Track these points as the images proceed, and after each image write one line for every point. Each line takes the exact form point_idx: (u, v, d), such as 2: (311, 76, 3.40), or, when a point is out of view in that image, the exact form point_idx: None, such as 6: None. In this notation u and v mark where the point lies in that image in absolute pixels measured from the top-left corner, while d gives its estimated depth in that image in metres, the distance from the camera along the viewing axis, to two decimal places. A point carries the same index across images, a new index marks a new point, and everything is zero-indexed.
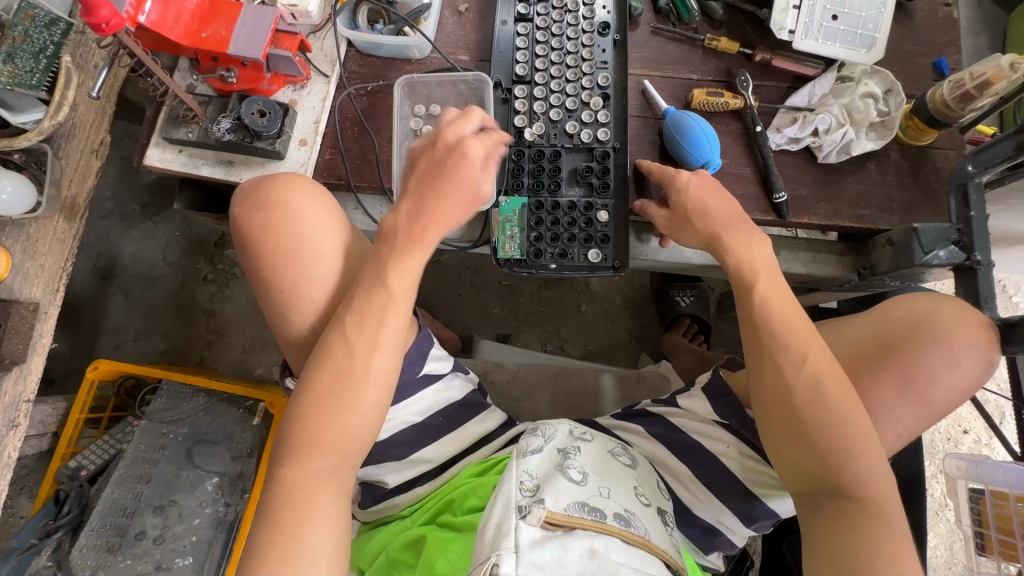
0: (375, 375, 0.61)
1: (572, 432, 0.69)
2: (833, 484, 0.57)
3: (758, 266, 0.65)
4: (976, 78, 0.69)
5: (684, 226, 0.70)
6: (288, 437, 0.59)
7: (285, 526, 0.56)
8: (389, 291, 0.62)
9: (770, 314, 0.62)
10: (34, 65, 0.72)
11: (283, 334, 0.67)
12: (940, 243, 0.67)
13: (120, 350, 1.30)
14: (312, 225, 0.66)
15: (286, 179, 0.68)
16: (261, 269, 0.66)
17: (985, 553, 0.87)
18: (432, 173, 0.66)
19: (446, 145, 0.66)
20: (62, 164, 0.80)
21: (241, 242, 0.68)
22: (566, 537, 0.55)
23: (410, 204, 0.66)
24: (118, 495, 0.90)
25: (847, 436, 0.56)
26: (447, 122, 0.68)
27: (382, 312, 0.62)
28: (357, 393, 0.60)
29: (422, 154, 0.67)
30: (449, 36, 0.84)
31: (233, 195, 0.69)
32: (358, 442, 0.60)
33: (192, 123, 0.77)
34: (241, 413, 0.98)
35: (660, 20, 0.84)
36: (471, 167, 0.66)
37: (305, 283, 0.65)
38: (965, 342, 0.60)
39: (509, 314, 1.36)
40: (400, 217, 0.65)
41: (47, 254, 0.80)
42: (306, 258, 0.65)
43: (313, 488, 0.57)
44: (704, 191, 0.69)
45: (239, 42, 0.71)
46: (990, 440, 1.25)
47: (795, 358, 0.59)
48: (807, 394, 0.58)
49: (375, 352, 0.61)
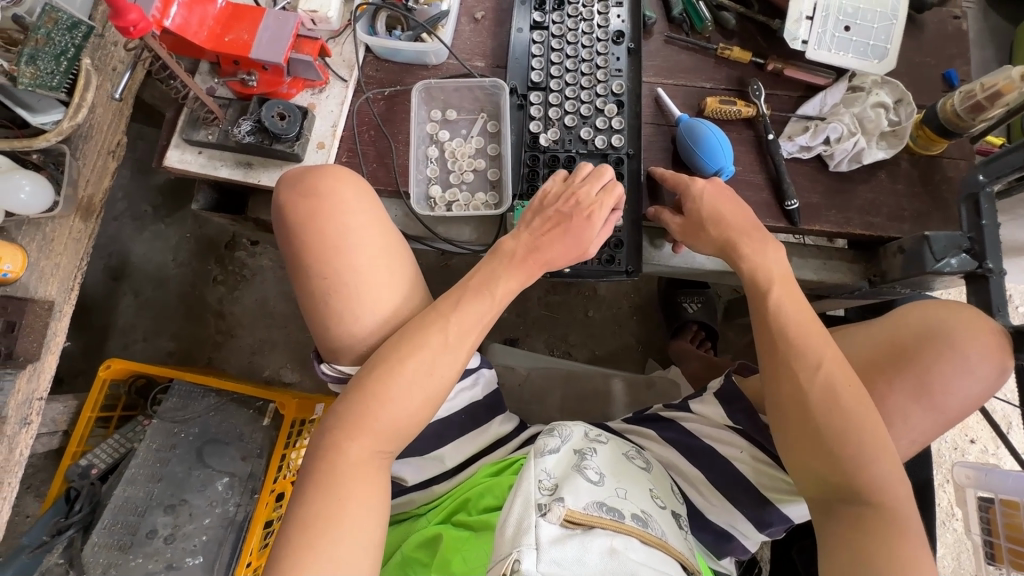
0: (447, 372, 0.63)
1: (587, 433, 0.69)
2: (852, 489, 0.57)
3: (773, 274, 0.66)
4: (987, 90, 0.70)
5: (697, 234, 0.71)
6: (338, 419, 0.60)
7: (324, 514, 0.55)
8: (493, 300, 0.66)
9: (786, 319, 0.63)
10: (55, 67, 0.72)
11: (316, 323, 0.67)
12: (952, 251, 0.68)
13: (129, 350, 1.31)
14: (358, 218, 0.67)
15: (334, 171, 0.69)
16: (304, 255, 0.66)
17: (995, 562, 0.87)
18: (557, 223, 0.70)
19: (576, 203, 0.70)
20: (80, 165, 0.81)
21: (281, 228, 0.68)
22: (585, 535, 0.55)
23: (530, 240, 0.69)
24: (130, 493, 0.90)
25: (864, 440, 0.57)
26: (580, 179, 0.72)
27: (479, 319, 0.65)
28: (428, 384, 0.62)
29: (553, 202, 0.72)
30: (465, 43, 0.85)
31: (279, 181, 0.70)
32: (403, 431, 0.61)
33: (212, 126, 0.78)
34: (251, 413, 0.99)
35: (673, 29, 0.85)
36: (594, 230, 0.70)
37: (347, 273, 0.65)
38: (980, 349, 0.60)
39: (517, 318, 1.36)
40: (521, 246, 0.69)
41: (64, 252, 0.81)
42: (350, 247, 0.66)
43: (362, 473, 0.58)
44: (715, 200, 0.70)
45: (261, 46, 0.73)
46: (997, 450, 1.25)
47: (808, 363, 0.60)
48: (823, 396, 0.58)
49: (455, 353, 0.63)
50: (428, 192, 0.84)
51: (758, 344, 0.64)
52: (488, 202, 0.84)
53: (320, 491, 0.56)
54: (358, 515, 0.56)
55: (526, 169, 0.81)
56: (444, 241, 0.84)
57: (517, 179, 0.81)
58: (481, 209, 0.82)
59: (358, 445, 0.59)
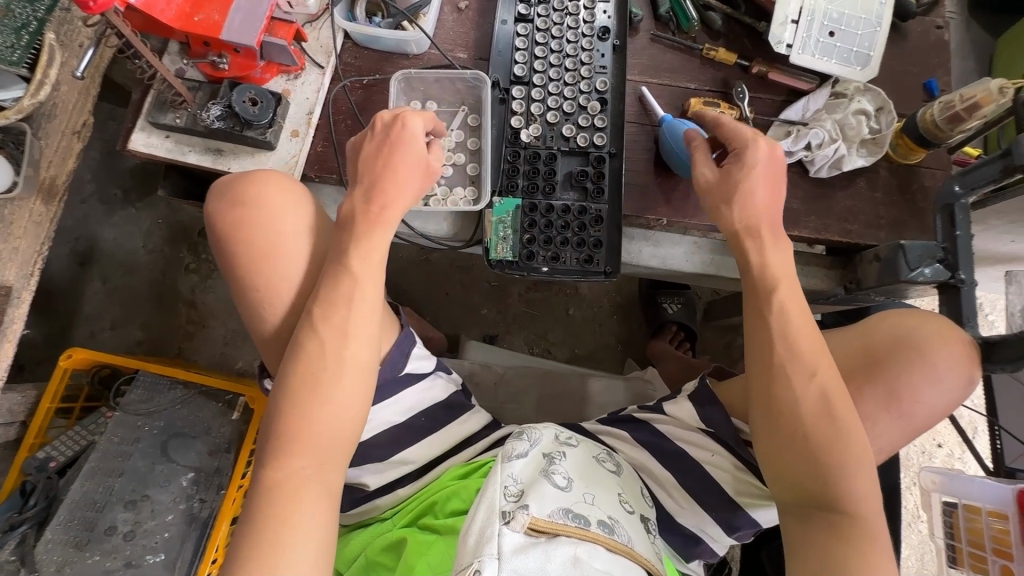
0: (352, 363, 0.59)
1: (558, 436, 0.68)
2: (823, 498, 0.57)
3: (778, 274, 0.63)
4: (965, 101, 0.70)
5: (726, 196, 0.67)
6: (268, 434, 0.57)
7: (257, 538, 0.53)
8: (353, 275, 0.61)
9: (789, 323, 0.61)
10: (16, 41, 0.70)
11: (257, 337, 0.65)
12: (925, 261, 0.68)
13: (96, 338, 1.26)
14: (290, 222, 0.65)
15: (263, 174, 0.66)
16: (236, 267, 0.64)
17: (956, 566, 0.89)
18: (377, 153, 0.66)
19: (384, 123, 0.67)
20: (41, 145, 0.78)
21: (216, 241, 0.66)
22: (549, 543, 0.54)
23: (364, 187, 0.65)
24: (88, 488, 0.87)
25: (846, 450, 0.57)
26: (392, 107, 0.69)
27: (345, 295, 0.61)
28: (324, 381, 0.58)
29: (367, 138, 0.67)
30: (448, 33, 0.83)
31: (209, 191, 0.67)
32: (336, 439, 0.58)
33: (180, 109, 0.75)
34: (219, 407, 0.96)
35: (659, 27, 0.84)
36: (416, 140, 0.66)
37: (281, 280, 0.64)
38: (948, 359, 0.61)
39: (497, 315, 1.35)
40: (358, 202, 0.64)
41: (22, 236, 0.77)
42: (282, 253, 0.64)
43: (291, 488, 0.55)
44: (757, 176, 0.66)
45: (232, 28, 0.70)
46: (962, 454, 1.28)
47: (803, 371, 0.59)
48: (813, 405, 0.58)
49: (348, 338, 0.60)
50: None
51: (750, 346, 0.62)
52: (467, 197, 0.80)
53: (261, 509, 0.54)
54: (300, 530, 0.53)
55: (507, 164, 0.79)
56: (419, 235, 0.82)
57: (497, 174, 0.79)
58: (459, 206, 0.78)
59: (291, 458, 0.56)
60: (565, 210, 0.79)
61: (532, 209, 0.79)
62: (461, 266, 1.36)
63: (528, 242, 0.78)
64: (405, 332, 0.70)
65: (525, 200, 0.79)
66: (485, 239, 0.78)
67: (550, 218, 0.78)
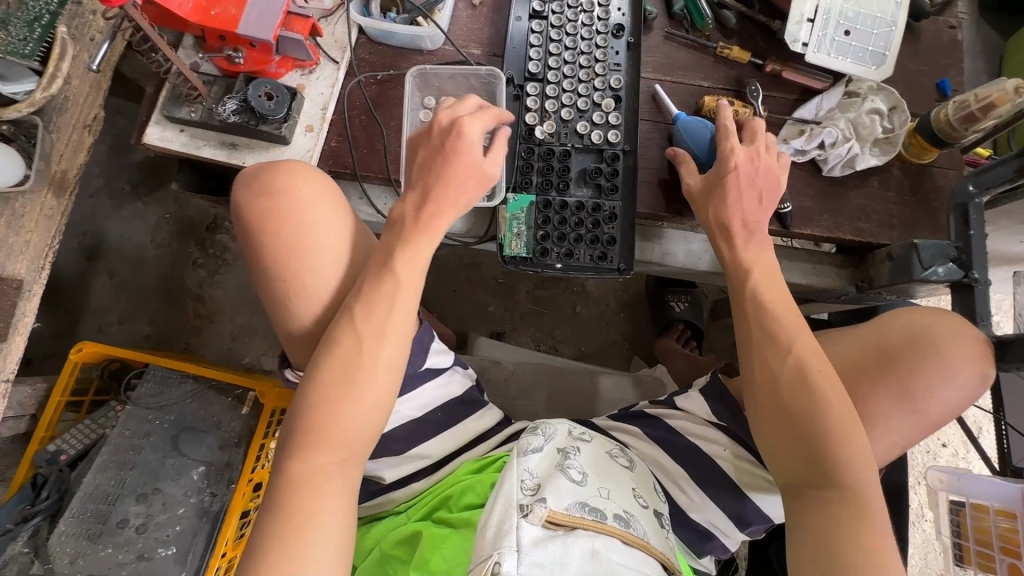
0: (385, 364, 0.60)
1: (571, 432, 0.69)
2: (818, 477, 0.57)
3: (757, 265, 0.66)
4: (981, 100, 0.70)
5: (704, 198, 0.71)
6: (294, 428, 0.57)
7: (280, 532, 0.53)
8: (397, 279, 0.62)
9: (764, 305, 0.63)
10: (29, 33, 0.70)
11: (280, 325, 0.66)
12: (939, 260, 0.69)
13: (103, 333, 1.27)
14: (318, 217, 0.64)
15: (289, 165, 0.66)
16: (263, 259, 0.64)
17: (963, 564, 0.90)
18: (430, 158, 0.66)
19: (441, 128, 0.67)
20: (53, 138, 0.78)
21: (241, 231, 0.66)
22: (567, 536, 0.54)
23: (417, 197, 0.65)
24: (100, 481, 0.87)
25: (834, 425, 0.57)
26: (446, 108, 0.69)
27: (388, 297, 0.61)
28: (355, 379, 0.58)
29: (422, 144, 0.67)
30: (462, 29, 0.83)
31: (234, 182, 0.67)
32: (363, 436, 0.58)
33: (195, 103, 0.75)
34: (230, 401, 0.96)
35: (673, 25, 0.84)
36: (471, 148, 0.66)
37: (305, 272, 0.63)
38: (961, 357, 0.61)
39: (504, 312, 1.35)
40: (409, 208, 0.65)
41: (34, 229, 0.77)
42: (309, 247, 0.64)
43: (315, 484, 0.56)
44: (742, 182, 0.69)
45: (249, 22, 0.70)
46: (967, 453, 1.28)
47: (779, 349, 0.61)
48: (792, 380, 0.59)
49: (385, 340, 0.60)
50: None
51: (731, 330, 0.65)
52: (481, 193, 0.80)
53: (284, 503, 0.55)
54: (324, 524, 0.55)
55: (521, 160, 0.79)
56: None
57: (511, 170, 0.79)
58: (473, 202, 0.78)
59: (317, 453, 0.56)
60: (579, 206, 0.79)
61: (546, 206, 0.79)
62: (469, 263, 1.36)
63: (542, 239, 0.78)
64: (424, 327, 0.71)
65: (539, 196, 0.79)
66: (499, 234, 0.78)
67: (564, 215, 0.79)
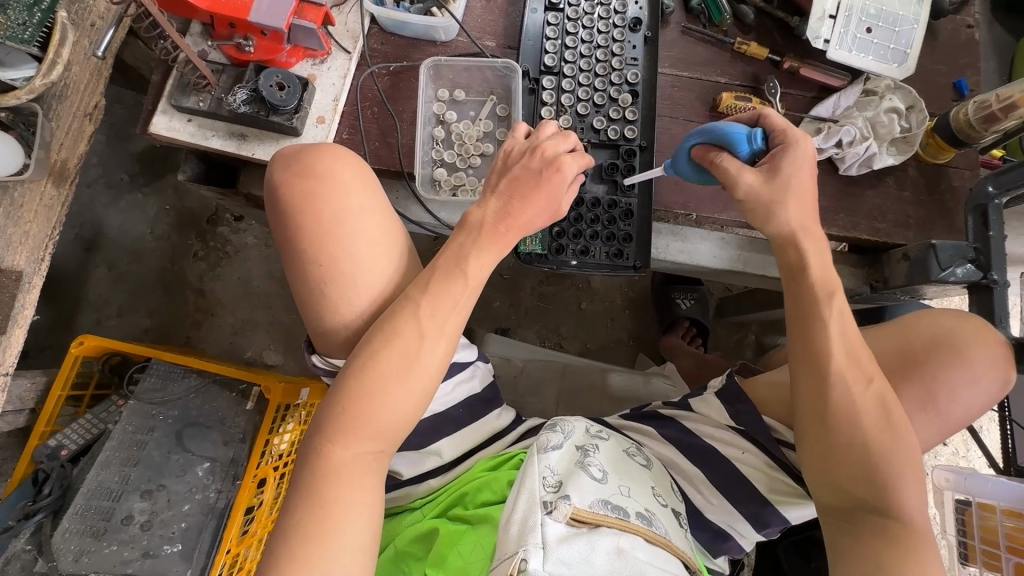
0: (437, 363, 0.59)
1: (589, 430, 0.68)
2: (872, 498, 0.56)
3: (825, 276, 0.62)
4: (1002, 101, 0.70)
5: (781, 194, 0.62)
6: (330, 417, 0.56)
7: (314, 516, 0.53)
8: (467, 281, 0.61)
9: (830, 319, 0.60)
10: (28, 18, 0.67)
11: (307, 308, 0.63)
12: (957, 261, 0.69)
13: (102, 326, 1.24)
14: (359, 203, 0.62)
15: (331, 149, 0.64)
16: (299, 241, 0.62)
17: (969, 563, 0.90)
18: (523, 180, 0.64)
19: (543, 158, 0.65)
20: (54, 127, 0.75)
21: (275, 210, 0.63)
22: (593, 533, 0.54)
23: (498, 206, 0.64)
24: (104, 478, 0.86)
25: (900, 447, 0.57)
26: (546, 135, 0.67)
27: (456, 301, 0.60)
28: (413, 375, 0.58)
29: (517, 160, 0.65)
30: (476, 20, 0.82)
31: (273, 159, 0.65)
32: (401, 429, 0.58)
33: (204, 92, 0.74)
34: (234, 397, 0.95)
35: (690, 20, 0.83)
36: (565, 183, 0.64)
37: (344, 257, 0.61)
38: (985, 361, 0.61)
39: (509, 308, 1.34)
40: (489, 213, 0.63)
41: (34, 220, 0.75)
42: (348, 232, 0.61)
43: (354, 474, 0.55)
44: (804, 174, 0.63)
45: (261, 10, 0.68)
46: (967, 452, 1.29)
47: (861, 379, 0.58)
48: (865, 407, 0.57)
49: (442, 339, 0.59)
50: (433, 174, 0.81)
51: (790, 328, 0.62)
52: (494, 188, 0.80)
53: (313, 493, 0.53)
54: (354, 513, 0.54)
55: None
56: (442, 225, 0.82)
57: None
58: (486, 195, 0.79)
59: (355, 444, 0.55)
60: (595, 203, 0.78)
61: None
62: None
63: (558, 235, 0.77)
64: None
65: None
66: None
67: (580, 211, 0.78)
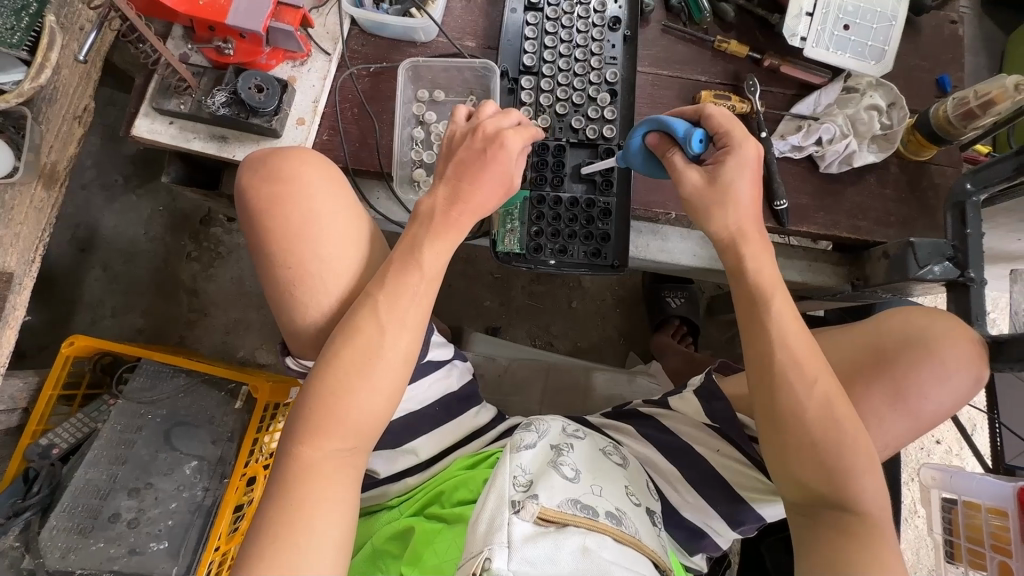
0: (399, 357, 0.59)
1: (565, 429, 0.68)
2: (836, 497, 0.56)
3: (765, 279, 0.62)
4: (980, 97, 0.69)
5: (720, 200, 0.63)
6: (300, 418, 0.57)
7: (286, 517, 0.53)
8: (422, 271, 0.61)
9: (772, 317, 0.60)
10: (16, 22, 0.68)
11: (280, 311, 0.64)
12: (935, 259, 0.68)
13: (97, 326, 1.26)
14: (322, 203, 0.63)
15: (300, 153, 0.65)
16: (267, 246, 0.62)
17: (954, 561, 0.90)
18: (469, 161, 0.64)
19: (485, 136, 0.65)
20: (42, 130, 0.76)
21: (245, 215, 0.64)
22: (559, 533, 0.54)
23: (447, 190, 0.64)
24: (92, 476, 0.87)
25: (862, 444, 0.57)
26: (487, 114, 0.67)
27: (415, 292, 0.60)
28: (375, 371, 0.58)
29: (461, 142, 0.66)
30: (456, 20, 0.82)
31: (242, 165, 0.66)
32: (369, 428, 0.58)
33: (185, 95, 0.74)
34: (222, 397, 0.95)
35: (670, 18, 0.83)
36: (510, 158, 0.65)
37: (310, 261, 0.61)
38: (955, 357, 0.61)
39: (500, 307, 1.35)
40: (439, 201, 0.64)
41: (24, 222, 0.76)
42: (314, 234, 0.62)
43: (325, 472, 0.55)
44: (745, 181, 0.63)
45: (239, 12, 0.69)
46: (961, 451, 1.29)
47: (805, 378, 0.58)
48: (820, 407, 0.57)
49: (402, 332, 0.59)
50: (412, 175, 0.81)
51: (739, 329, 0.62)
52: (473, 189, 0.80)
53: (284, 494, 0.54)
54: (325, 513, 0.54)
55: None
56: None
57: None
58: None
59: (325, 444, 0.56)
60: (573, 202, 0.78)
61: (540, 202, 0.78)
62: (464, 258, 1.35)
63: (536, 235, 0.78)
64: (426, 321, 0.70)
65: (533, 192, 0.78)
66: (492, 231, 0.78)
67: (558, 211, 0.78)
